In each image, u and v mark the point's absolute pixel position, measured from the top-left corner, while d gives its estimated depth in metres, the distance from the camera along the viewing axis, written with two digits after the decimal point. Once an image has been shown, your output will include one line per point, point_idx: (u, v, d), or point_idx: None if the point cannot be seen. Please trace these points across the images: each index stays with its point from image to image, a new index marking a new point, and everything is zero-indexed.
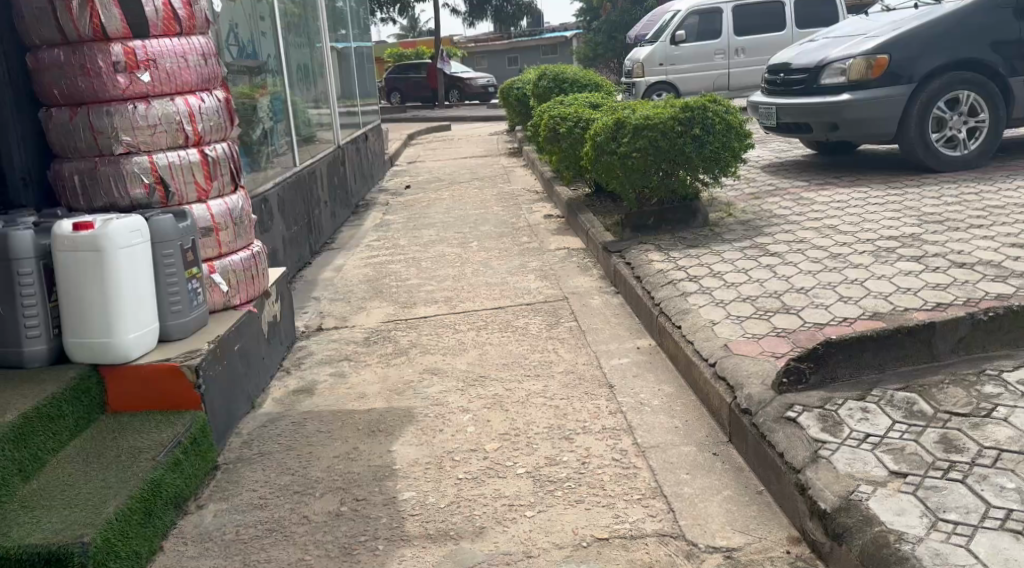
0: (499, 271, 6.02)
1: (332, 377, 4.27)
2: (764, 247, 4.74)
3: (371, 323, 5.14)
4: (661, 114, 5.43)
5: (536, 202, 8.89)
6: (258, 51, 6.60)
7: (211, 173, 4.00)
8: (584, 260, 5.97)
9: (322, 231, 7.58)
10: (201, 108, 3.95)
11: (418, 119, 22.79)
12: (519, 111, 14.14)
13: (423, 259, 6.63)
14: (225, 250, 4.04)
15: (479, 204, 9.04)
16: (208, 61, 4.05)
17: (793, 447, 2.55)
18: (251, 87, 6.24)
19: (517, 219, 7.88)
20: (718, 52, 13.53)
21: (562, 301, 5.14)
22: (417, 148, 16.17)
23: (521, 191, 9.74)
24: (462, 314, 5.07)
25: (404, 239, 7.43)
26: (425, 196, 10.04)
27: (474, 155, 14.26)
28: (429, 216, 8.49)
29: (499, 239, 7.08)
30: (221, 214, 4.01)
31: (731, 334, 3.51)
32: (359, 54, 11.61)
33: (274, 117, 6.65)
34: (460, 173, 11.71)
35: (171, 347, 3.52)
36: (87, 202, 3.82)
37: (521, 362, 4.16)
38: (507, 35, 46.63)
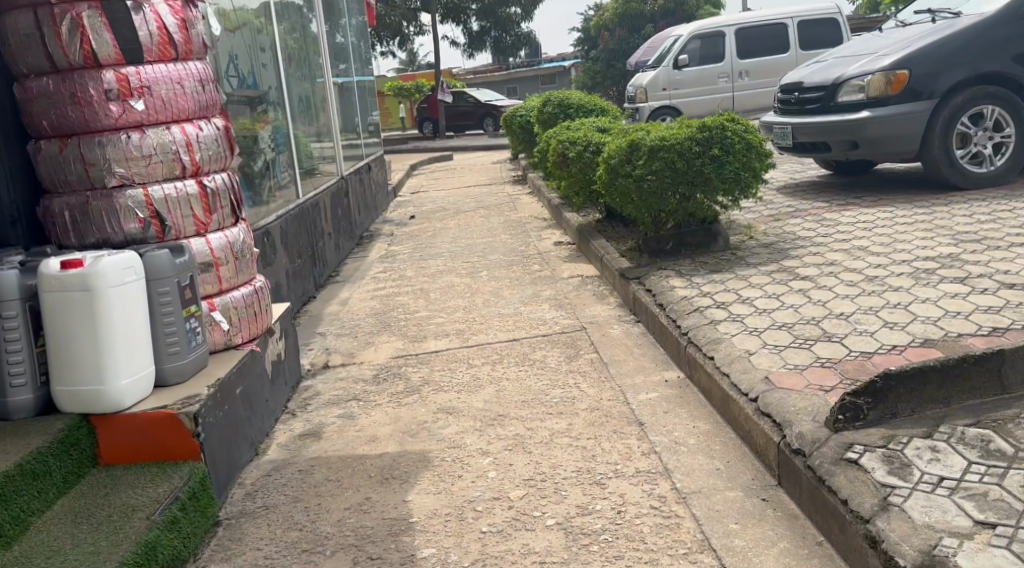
0: (512, 300, 5.77)
1: (340, 418, 4.01)
2: (793, 271, 4.50)
3: (379, 358, 4.89)
4: (678, 134, 5.22)
5: (544, 229, 8.66)
6: (258, 80, 6.40)
7: (210, 205, 3.77)
8: (600, 288, 5.73)
9: (327, 263, 7.35)
10: (199, 136, 3.74)
11: (419, 149, 22.67)
12: (523, 138, 13.98)
13: (431, 290, 6.39)
14: (226, 286, 3.81)
15: (486, 232, 8.82)
16: (207, 87, 3.84)
17: (859, 494, 2.31)
18: (252, 117, 6.04)
19: (526, 247, 7.65)
20: (722, 75, 13.39)
21: (581, 330, 4.89)
22: (419, 177, 16.00)
23: (528, 218, 9.52)
24: (475, 348, 4.82)
25: (410, 270, 7.19)
26: (430, 225, 9.82)
27: (477, 183, 14.08)
28: (435, 246, 8.27)
29: (509, 267, 6.85)
30: (220, 248, 3.78)
31: (771, 365, 3.25)
32: (361, 87, 11.48)
33: (276, 147, 6.45)
34: (464, 202, 11.51)
35: (168, 392, 3.27)
36: (78, 238, 3.60)
37: (542, 398, 3.90)
38: (506, 65, 46.82)
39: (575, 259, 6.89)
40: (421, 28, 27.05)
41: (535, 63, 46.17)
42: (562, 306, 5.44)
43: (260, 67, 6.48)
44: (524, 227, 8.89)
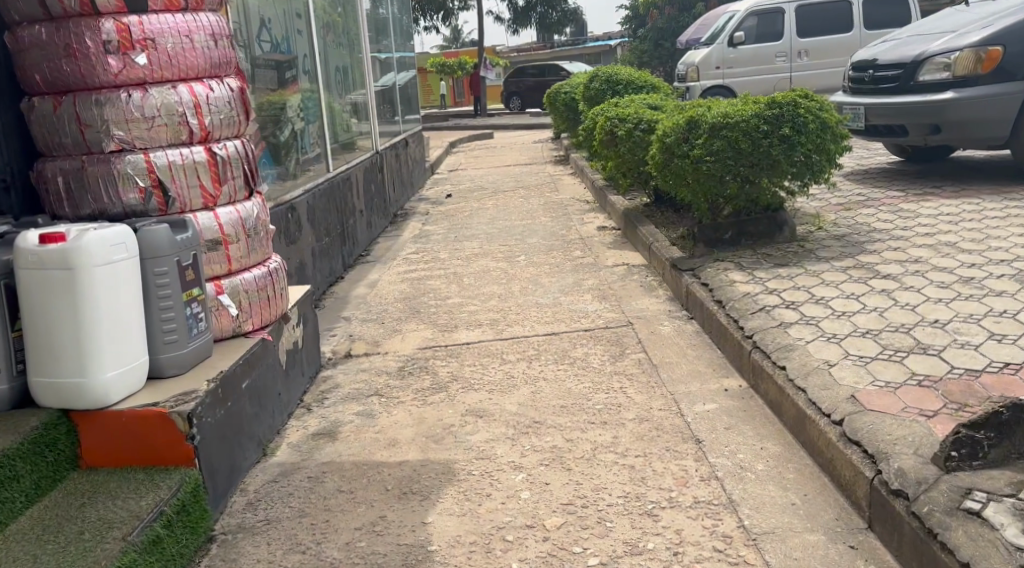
0: (552, 289, 5.34)
1: (359, 416, 3.63)
2: (872, 270, 3.99)
3: (406, 348, 4.50)
4: (744, 111, 4.74)
5: (587, 212, 8.20)
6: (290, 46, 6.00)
7: (220, 175, 3.37)
8: (647, 279, 5.27)
9: (357, 241, 6.99)
10: (210, 97, 3.34)
11: (459, 126, 22.25)
12: (567, 117, 13.48)
13: (465, 274, 6.00)
14: (235, 266, 3.42)
15: (525, 214, 8.38)
16: (220, 43, 3.45)
17: (985, 558, 1.90)
18: (282, 85, 5.66)
19: (567, 231, 7.21)
20: (779, 54, 12.73)
21: (626, 326, 4.45)
22: (458, 155, 15.58)
23: (569, 200, 9.06)
24: (511, 341, 4.40)
25: (444, 252, 6.80)
26: (467, 205, 9.40)
27: (517, 162, 13.62)
28: (471, 227, 7.85)
29: (549, 252, 6.41)
30: (230, 224, 3.38)
31: (857, 382, 2.82)
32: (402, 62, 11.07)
33: (307, 118, 6.07)
34: (503, 181, 11.08)
35: (163, 385, 2.89)
36: (72, 209, 3.23)
37: (583, 403, 3.47)
38: (551, 43, 46.10)
39: (620, 246, 6.43)
40: (466, 3, 26.53)
41: (580, 42, 45.37)
42: (605, 298, 5.00)
43: (293, 32, 6.08)
44: (566, 209, 8.43)
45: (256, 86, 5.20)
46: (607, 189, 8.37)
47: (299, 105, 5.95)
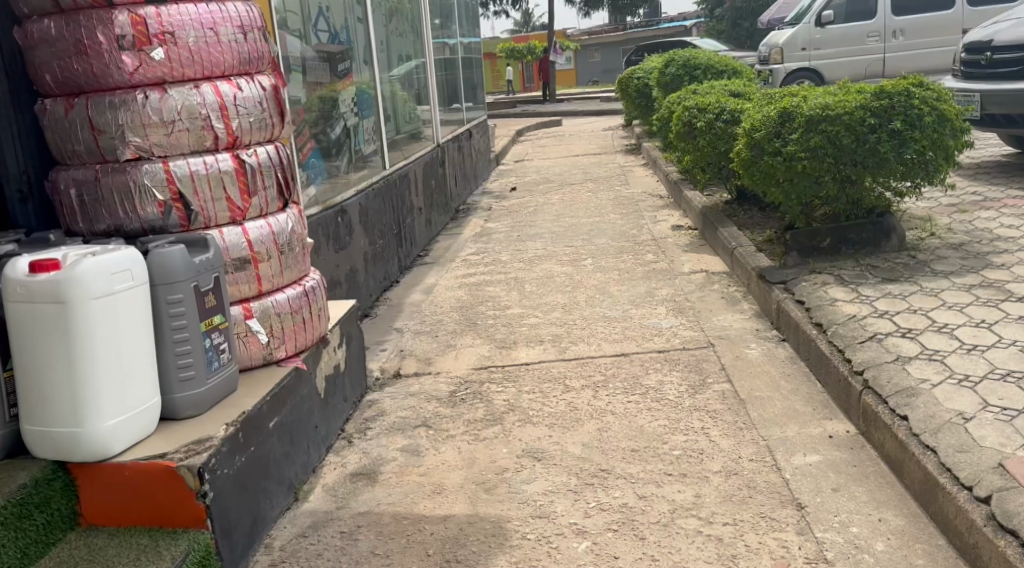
0: (621, 300, 4.89)
1: (403, 453, 3.24)
2: (1008, 292, 3.53)
3: (460, 368, 4.11)
4: (847, 102, 4.30)
5: (659, 209, 7.70)
6: (347, 34, 5.63)
7: (249, 186, 2.98)
8: (729, 291, 4.77)
9: (415, 241, 6.65)
10: (237, 98, 2.95)
11: (527, 113, 21.84)
12: (639, 104, 12.92)
13: (527, 281, 5.60)
14: (266, 286, 3.04)
15: (593, 211, 7.93)
16: (250, 36, 3.05)
17: None
18: (337, 77, 5.30)
19: (638, 230, 6.74)
20: (871, 34, 11.99)
21: (707, 347, 3.99)
22: (524, 145, 15.16)
23: (640, 195, 8.56)
24: (576, 364, 3.98)
25: (505, 254, 6.42)
26: (532, 201, 9.00)
27: (585, 152, 13.13)
28: (535, 226, 7.45)
29: (619, 256, 5.97)
30: (261, 240, 3.00)
31: (1002, 444, 2.39)
32: (468, 49, 10.69)
33: (363, 112, 5.71)
34: (571, 173, 10.63)
35: (176, 429, 2.53)
36: (87, 224, 2.88)
37: (658, 447, 3.03)
38: (622, 26, 45.21)
39: (697, 250, 5.92)
40: None
41: (652, 24, 44.33)
42: (683, 313, 4.52)
43: (351, 20, 5.71)
44: (636, 207, 7.95)
45: (309, 79, 4.84)
46: (681, 185, 7.84)
47: (355, 98, 5.59)
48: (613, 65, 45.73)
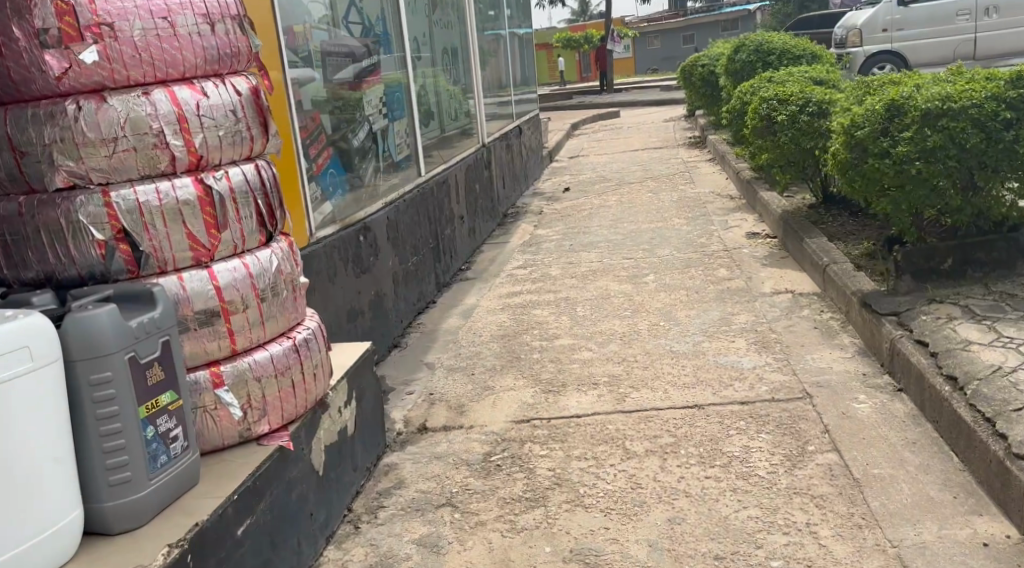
0: (692, 332, 4.18)
1: (419, 548, 2.58)
2: None
3: (498, 420, 3.44)
4: (973, 90, 3.58)
5: (730, 213, 6.92)
6: (378, 22, 4.97)
7: (217, 217, 2.32)
8: (825, 323, 4.03)
9: (456, 254, 6.04)
10: (200, 108, 2.29)
11: (584, 104, 21.16)
12: (704, 93, 12.06)
13: (580, 303, 4.94)
14: (241, 344, 2.38)
15: (656, 216, 7.19)
16: (221, 28, 2.37)
17: None
18: (365, 74, 4.65)
19: (708, 240, 6.00)
20: (961, 12, 11.02)
21: (804, 401, 3.27)
22: (580, 139, 14.43)
23: (707, 197, 7.78)
24: (638, 417, 3.30)
25: (556, 269, 5.77)
26: (588, 204, 8.30)
27: (644, 147, 12.36)
28: (590, 235, 6.79)
29: (686, 272, 5.27)
30: (233, 286, 2.34)
31: None
32: (520, 39, 10.03)
33: (396, 113, 5.05)
34: (630, 170, 9.90)
35: (103, 549, 1.92)
36: (14, 270, 2.27)
37: (748, 555, 2.33)
38: (683, 12, 44.01)
39: (779, 267, 5.16)
40: None
41: (714, 9, 42.92)
42: (772, 352, 3.79)
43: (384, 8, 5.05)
44: (704, 211, 7.19)
45: (330, 78, 4.20)
46: (756, 186, 7.05)
47: (387, 97, 4.92)
48: (672, 52, 44.58)
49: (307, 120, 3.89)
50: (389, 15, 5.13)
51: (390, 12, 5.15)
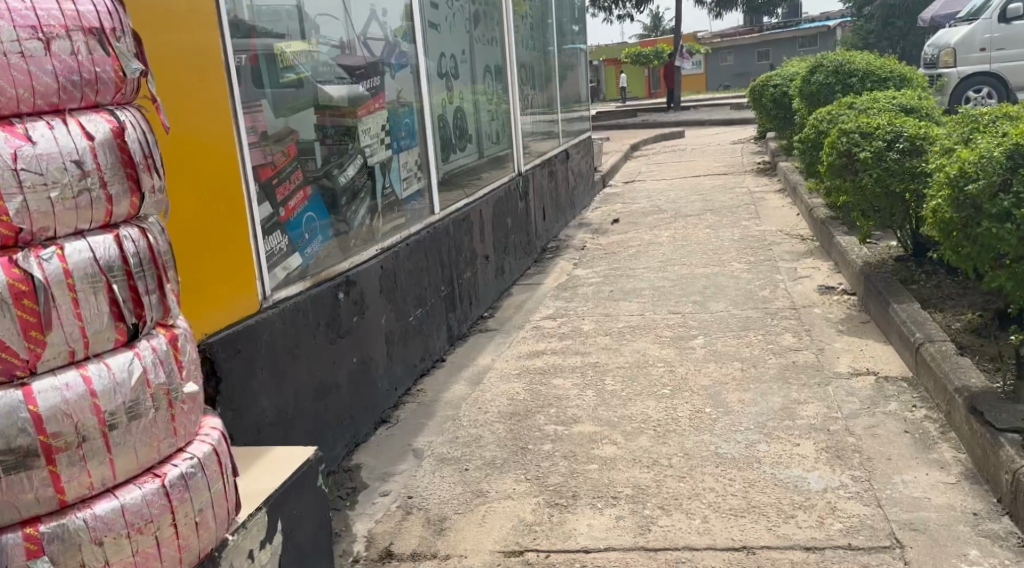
0: (745, 427, 3.36)
1: None
2: None
3: (482, 549, 2.68)
4: None
5: (799, 260, 6.05)
6: (389, 36, 4.27)
7: (40, 314, 1.61)
8: (923, 433, 3.18)
9: (476, 301, 5.33)
10: (17, 160, 1.59)
11: (648, 123, 20.40)
12: (774, 116, 11.14)
13: (613, 371, 4.17)
14: (72, 493, 1.66)
15: (713, 260, 6.35)
16: (60, 46, 1.66)
17: None
18: (365, 97, 3.95)
19: (773, 297, 5.17)
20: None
21: (892, 555, 2.43)
22: (639, 163, 13.63)
23: (773, 237, 6.89)
24: (665, 558, 2.52)
25: (591, 325, 5.02)
26: (638, 242, 7.50)
27: (707, 174, 11.48)
28: (635, 281, 6.02)
29: (741, 338, 4.46)
30: (60, 413, 1.62)
31: None
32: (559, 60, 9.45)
33: (404, 143, 4.37)
34: (689, 203, 9.10)
35: None
36: None
37: None
38: (757, 28, 42.84)
39: (856, 338, 4.28)
40: None
41: (791, 25, 41.56)
42: (849, 470, 2.95)
43: (398, 17, 4.35)
44: (769, 255, 6.31)
45: (320, 102, 3.52)
46: (832, 230, 6.15)
47: (392, 124, 4.23)
48: (745, 69, 43.38)
49: (276, 154, 3.19)
50: (405, 27, 4.43)
51: (407, 24, 4.45)
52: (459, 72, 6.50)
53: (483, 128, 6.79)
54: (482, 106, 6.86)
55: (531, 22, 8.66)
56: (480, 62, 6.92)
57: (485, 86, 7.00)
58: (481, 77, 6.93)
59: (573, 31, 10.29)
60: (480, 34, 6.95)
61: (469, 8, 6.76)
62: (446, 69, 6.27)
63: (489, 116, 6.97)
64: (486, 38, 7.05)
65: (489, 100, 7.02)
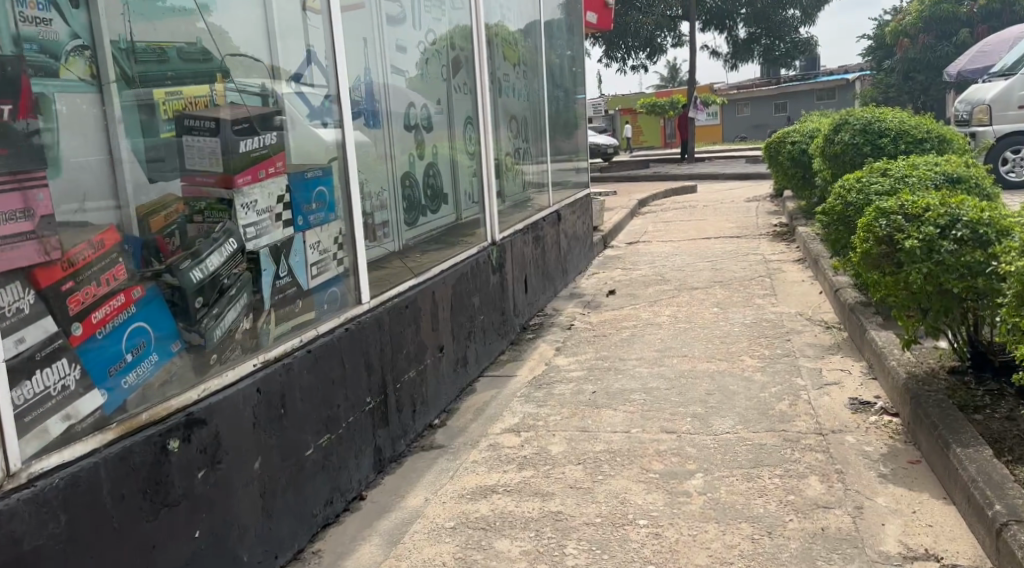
0: None
1: None
2: None
3: None
4: None
5: (824, 359, 4.99)
6: (295, 79, 3.33)
7: None
8: None
9: (423, 407, 4.30)
10: None
11: (659, 175, 19.51)
12: (793, 175, 10.18)
13: (579, 530, 3.11)
14: None
15: (719, 352, 5.29)
16: None
17: None
18: (250, 158, 2.99)
19: (793, 414, 4.11)
20: None
21: None
22: (645, 221, 12.63)
23: (793, 324, 5.82)
24: None
25: (562, 445, 3.97)
26: (634, 321, 6.46)
27: (718, 236, 10.47)
28: (625, 377, 4.97)
29: (752, 481, 3.39)
30: None
31: None
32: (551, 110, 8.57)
33: (317, 212, 3.40)
34: (696, 273, 8.08)
35: None
36: None
37: None
38: (775, 80, 42.25)
39: (904, 491, 3.21)
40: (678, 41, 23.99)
41: (808, 77, 40.90)
42: None
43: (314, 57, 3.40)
44: (787, 349, 5.24)
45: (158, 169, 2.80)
46: (866, 321, 5.09)
47: (295, 190, 3.25)
48: (761, 121, 42.68)
49: (77, 249, 2.31)
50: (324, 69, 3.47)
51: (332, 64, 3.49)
52: (427, 125, 5.56)
53: (457, 189, 5.82)
54: (459, 162, 5.91)
55: (519, 71, 7.76)
56: (456, 113, 5.98)
57: (464, 141, 6.05)
58: (459, 132, 5.98)
59: (571, 80, 9.37)
60: (456, 82, 6.03)
61: (442, 53, 5.85)
62: (409, 121, 5.33)
63: (466, 174, 5.99)
64: (465, 87, 6.13)
65: (468, 156, 6.06)
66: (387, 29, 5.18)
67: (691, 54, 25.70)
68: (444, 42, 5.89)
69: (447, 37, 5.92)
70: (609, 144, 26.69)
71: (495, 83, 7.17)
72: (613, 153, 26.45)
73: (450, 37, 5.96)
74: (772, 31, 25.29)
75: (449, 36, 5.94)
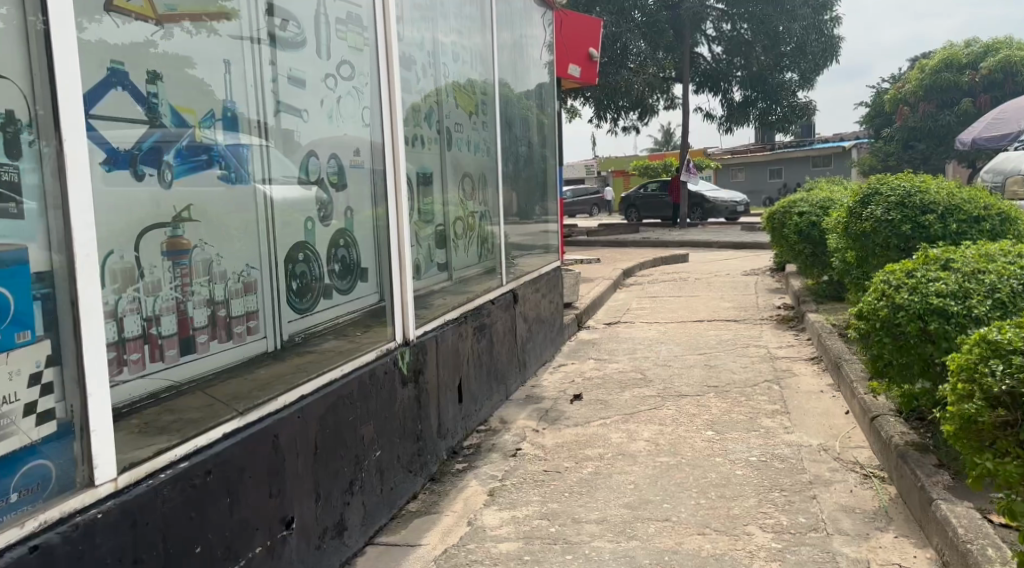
0: None
1: None
2: None
3: None
4: None
5: (872, 539, 3.39)
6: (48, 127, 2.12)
7: None
8: None
9: None
10: None
11: (645, 240, 18.15)
12: (799, 251, 8.72)
13: None
14: None
15: (717, 516, 3.68)
16: None
17: None
18: None
19: None
20: None
21: None
22: (629, 295, 11.11)
23: (817, 469, 4.21)
24: None
25: None
26: (602, 443, 4.84)
27: (711, 319, 8.94)
28: (577, 558, 3.34)
29: None
30: None
31: None
32: (516, 161, 7.12)
33: None
34: (685, 372, 6.51)
35: None
36: None
37: None
38: (770, 146, 41.45)
39: None
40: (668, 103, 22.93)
41: (802, 144, 40.09)
42: None
43: (50, 85, 2.10)
44: (815, 516, 3.62)
45: None
46: (928, 481, 3.52)
47: None
48: (755, 186, 41.72)
49: None
50: (59, 96, 2.15)
51: (66, 86, 2.16)
52: (336, 183, 4.27)
53: (380, 266, 4.48)
54: (387, 231, 4.52)
55: (476, 122, 6.31)
56: (390, 167, 4.55)
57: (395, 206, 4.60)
58: (391, 193, 4.54)
59: (541, 135, 7.87)
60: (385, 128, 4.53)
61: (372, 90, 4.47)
62: (304, 177, 4.08)
63: (393, 247, 4.57)
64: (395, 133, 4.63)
65: (400, 225, 4.60)
66: (275, 56, 3.91)
67: (684, 117, 24.53)
68: (375, 76, 4.47)
69: (382, 72, 4.50)
70: (728, 199, 24.60)
71: (441, 133, 5.71)
72: (736, 210, 24.15)
73: (386, 69, 4.52)
74: (768, 96, 24.19)
75: (385, 69, 4.49)
